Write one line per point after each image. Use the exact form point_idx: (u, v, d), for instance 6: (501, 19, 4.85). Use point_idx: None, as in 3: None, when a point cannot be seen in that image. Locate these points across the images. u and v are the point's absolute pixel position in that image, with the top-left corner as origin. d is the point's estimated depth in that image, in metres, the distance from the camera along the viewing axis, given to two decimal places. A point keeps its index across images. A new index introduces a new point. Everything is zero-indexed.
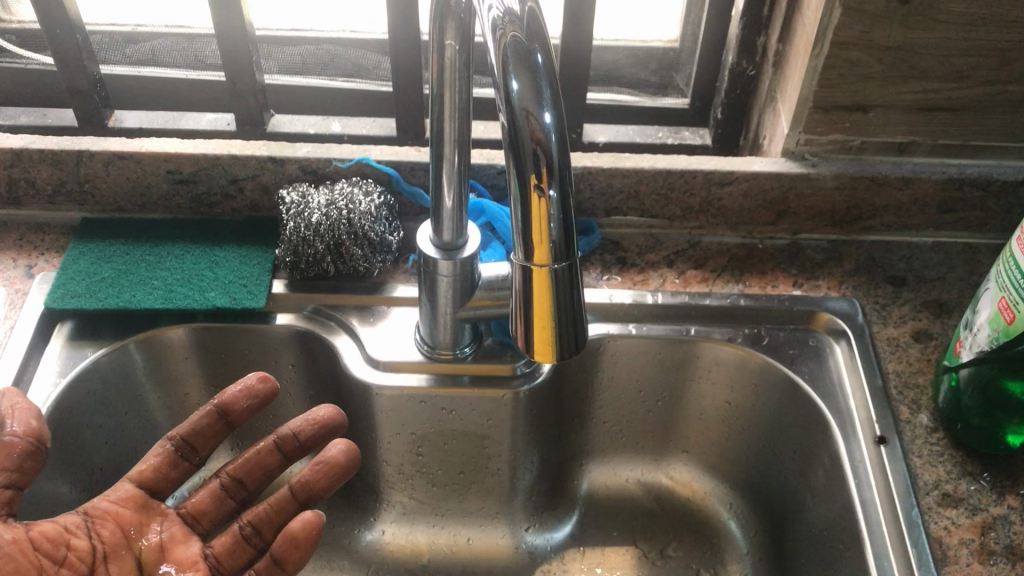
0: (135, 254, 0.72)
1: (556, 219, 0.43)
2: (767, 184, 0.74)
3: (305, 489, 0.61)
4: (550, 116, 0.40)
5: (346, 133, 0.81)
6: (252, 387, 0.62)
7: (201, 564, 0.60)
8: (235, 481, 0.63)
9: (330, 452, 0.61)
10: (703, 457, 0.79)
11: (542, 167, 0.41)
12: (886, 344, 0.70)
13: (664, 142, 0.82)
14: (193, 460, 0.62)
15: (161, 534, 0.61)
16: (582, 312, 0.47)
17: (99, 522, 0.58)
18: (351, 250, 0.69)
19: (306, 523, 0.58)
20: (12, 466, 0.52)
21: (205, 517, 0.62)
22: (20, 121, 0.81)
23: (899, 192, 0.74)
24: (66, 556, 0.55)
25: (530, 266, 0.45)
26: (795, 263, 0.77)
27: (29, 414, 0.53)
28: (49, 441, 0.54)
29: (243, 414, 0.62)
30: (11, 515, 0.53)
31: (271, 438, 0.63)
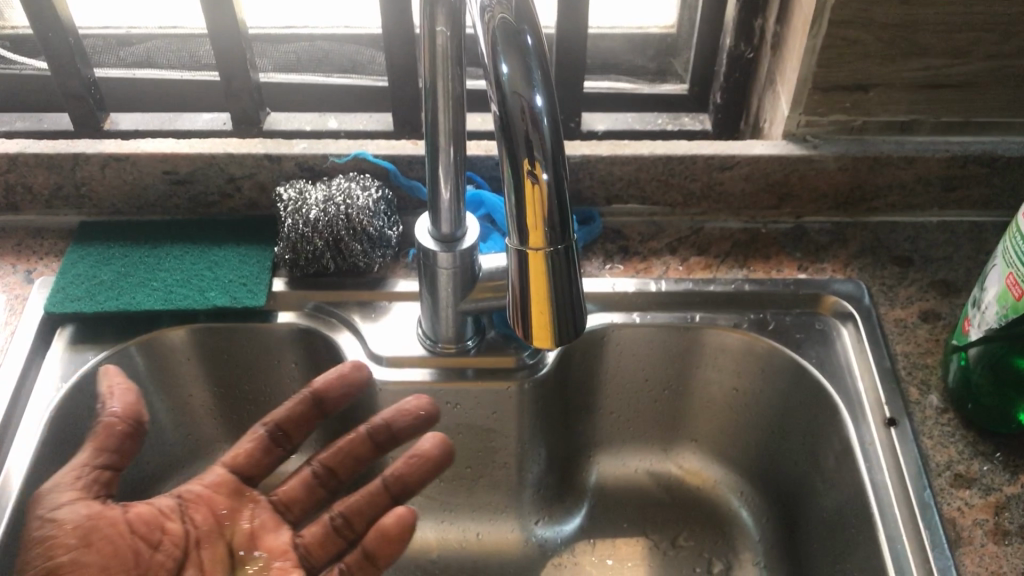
0: (134, 256, 0.72)
1: (551, 206, 0.42)
2: (769, 167, 0.73)
3: (397, 482, 0.65)
4: (541, 99, 0.40)
5: (343, 128, 0.80)
6: (346, 376, 0.64)
7: (290, 553, 0.65)
8: (326, 471, 0.66)
9: (422, 447, 0.65)
10: (713, 445, 0.79)
11: (535, 151, 0.40)
12: (893, 325, 0.70)
13: (665, 128, 0.81)
14: (286, 446, 0.65)
15: (253, 521, 0.65)
16: (580, 298, 0.46)
17: (192, 506, 0.63)
18: (351, 246, 0.69)
19: (400, 520, 0.63)
20: (111, 447, 0.56)
21: (295, 505, 0.66)
22: (15, 126, 0.80)
23: (902, 170, 0.73)
24: (160, 539, 0.59)
25: (526, 252, 0.44)
26: (799, 246, 0.76)
27: (129, 398, 0.57)
28: (145, 422, 0.58)
29: (335, 402, 0.64)
30: (110, 496, 0.57)
31: (363, 429, 0.65)
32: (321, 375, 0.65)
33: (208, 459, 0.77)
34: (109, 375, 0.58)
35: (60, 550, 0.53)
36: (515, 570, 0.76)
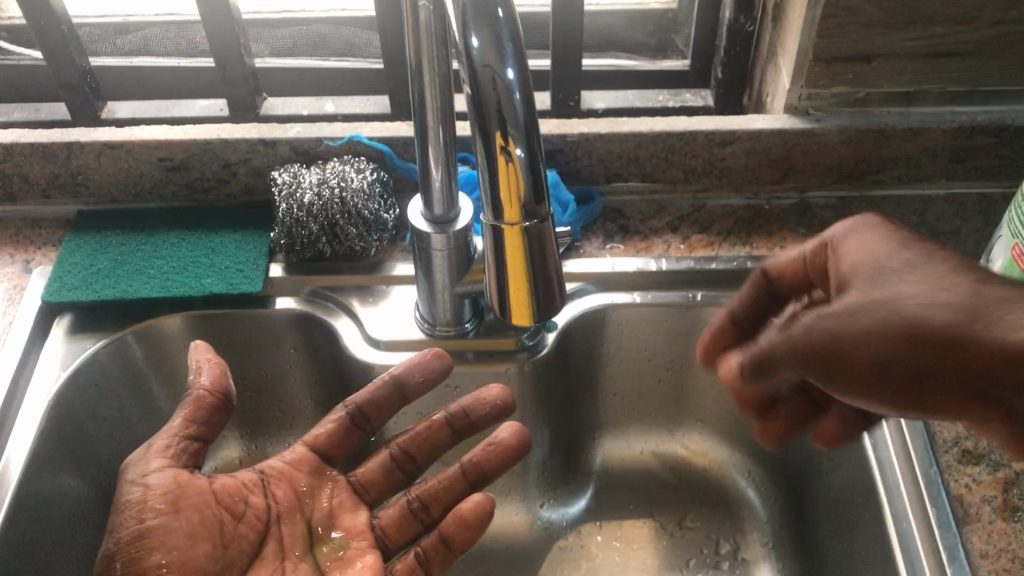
0: (131, 244, 0.72)
1: (524, 181, 0.42)
2: (771, 142, 0.72)
3: (475, 469, 0.63)
4: (513, 73, 0.39)
5: (339, 112, 0.80)
6: (425, 364, 0.62)
7: (368, 533, 0.62)
8: (404, 454, 0.64)
9: (500, 436, 0.63)
10: (719, 426, 0.78)
11: (508, 126, 0.40)
12: None
13: (665, 105, 0.80)
14: (366, 429, 0.63)
15: (331, 501, 0.63)
16: (556, 271, 0.47)
17: (274, 482, 0.61)
18: (346, 229, 0.68)
19: (477, 505, 0.61)
20: (201, 417, 0.56)
21: (373, 487, 0.64)
22: (13, 117, 0.80)
23: (908, 142, 0.72)
24: (244, 511, 0.58)
25: (501, 228, 0.44)
26: (803, 222, 0.75)
27: (219, 368, 0.56)
28: (232, 393, 0.57)
29: (417, 389, 0.62)
30: (196, 466, 0.56)
31: (442, 415, 0.64)
32: (403, 361, 0.63)
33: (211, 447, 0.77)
34: (202, 345, 0.57)
35: (149, 514, 0.52)
36: (520, 554, 0.75)
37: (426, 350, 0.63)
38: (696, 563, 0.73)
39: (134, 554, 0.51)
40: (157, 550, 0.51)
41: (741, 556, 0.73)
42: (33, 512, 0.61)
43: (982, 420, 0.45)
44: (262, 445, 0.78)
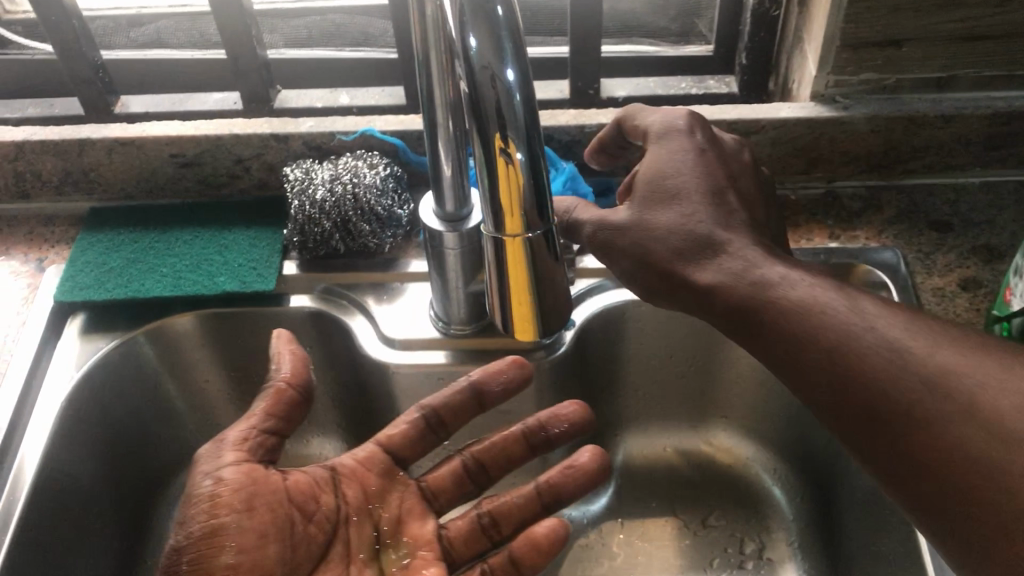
0: (144, 241, 0.71)
1: (526, 186, 0.41)
2: (796, 131, 0.70)
3: (550, 491, 0.61)
4: (513, 74, 0.38)
5: (354, 104, 0.78)
6: (509, 373, 0.60)
7: (436, 543, 0.60)
8: (477, 465, 0.63)
9: (579, 460, 0.62)
10: (742, 421, 0.76)
11: (508, 130, 0.39)
12: (930, 295, 0.64)
13: (688, 92, 0.78)
14: (439, 434, 0.61)
15: (400, 507, 0.61)
16: (561, 283, 0.45)
17: (345, 482, 0.60)
18: (359, 226, 0.67)
19: (550, 532, 0.59)
20: (279, 411, 0.55)
21: (443, 495, 0.63)
22: (26, 113, 0.79)
23: (940, 130, 0.69)
24: (313, 511, 0.57)
25: (502, 239, 0.43)
26: (831, 213, 0.72)
27: (301, 362, 0.56)
28: (312, 388, 0.57)
29: (495, 398, 0.60)
30: (272, 462, 0.56)
31: (519, 427, 0.62)
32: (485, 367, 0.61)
33: None
34: (286, 336, 0.57)
35: (221, 512, 0.51)
36: None
37: (498, 361, 0.61)
38: (720, 563, 0.71)
39: (202, 554, 0.49)
40: (230, 548, 0.50)
41: (766, 556, 0.71)
42: (48, 514, 0.60)
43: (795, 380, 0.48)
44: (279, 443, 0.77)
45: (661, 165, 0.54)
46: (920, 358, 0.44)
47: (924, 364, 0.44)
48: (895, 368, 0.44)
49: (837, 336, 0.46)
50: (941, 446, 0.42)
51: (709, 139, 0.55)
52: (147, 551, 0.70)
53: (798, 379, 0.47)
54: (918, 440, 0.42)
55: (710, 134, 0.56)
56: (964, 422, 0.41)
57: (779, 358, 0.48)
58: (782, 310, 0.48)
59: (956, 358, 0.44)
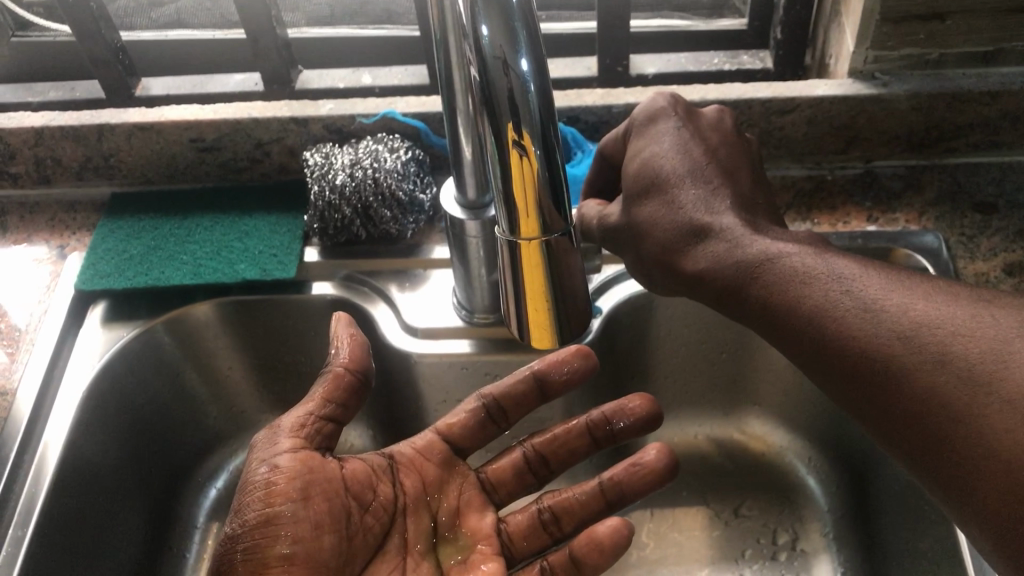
0: (164, 228, 0.70)
1: (541, 183, 0.39)
2: (833, 109, 0.67)
3: (614, 487, 0.58)
4: (527, 63, 0.36)
5: (377, 85, 0.76)
6: (573, 362, 0.57)
7: (494, 538, 0.58)
8: (538, 457, 0.60)
9: (644, 456, 0.59)
10: (777, 410, 0.74)
11: (522, 121, 0.37)
12: (972, 280, 0.61)
13: (721, 69, 0.75)
14: (501, 425, 0.59)
15: (460, 498, 0.59)
16: (581, 291, 0.44)
17: (403, 471, 0.57)
18: (380, 212, 0.65)
19: (613, 530, 0.56)
20: (337, 398, 0.51)
21: (502, 488, 0.60)
22: (48, 97, 0.79)
23: (985, 107, 0.66)
24: (372, 501, 0.54)
25: (517, 242, 0.41)
26: (868, 194, 0.69)
27: (360, 346, 0.52)
28: (371, 373, 0.53)
29: (559, 387, 0.58)
30: (329, 449, 0.52)
31: (583, 420, 0.60)
32: (547, 355, 0.58)
33: (252, 432, 0.75)
34: (346, 318, 0.52)
35: (277, 500, 0.48)
36: None
37: (556, 352, 0.58)
38: (752, 554, 0.69)
39: (256, 544, 0.46)
40: (286, 539, 0.47)
41: (800, 547, 0.69)
42: (71, 504, 0.60)
43: (803, 369, 0.47)
44: None
45: (641, 156, 0.54)
46: (893, 316, 0.42)
47: (896, 323, 0.42)
48: (871, 337, 0.43)
49: (813, 311, 0.45)
50: (916, 402, 0.40)
51: (684, 118, 0.55)
52: (172, 537, 0.70)
53: (798, 359, 0.47)
54: (897, 400, 0.41)
55: (686, 112, 0.55)
56: (949, 386, 0.39)
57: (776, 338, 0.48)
58: (775, 287, 0.47)
59: (930, 311, 0.42)
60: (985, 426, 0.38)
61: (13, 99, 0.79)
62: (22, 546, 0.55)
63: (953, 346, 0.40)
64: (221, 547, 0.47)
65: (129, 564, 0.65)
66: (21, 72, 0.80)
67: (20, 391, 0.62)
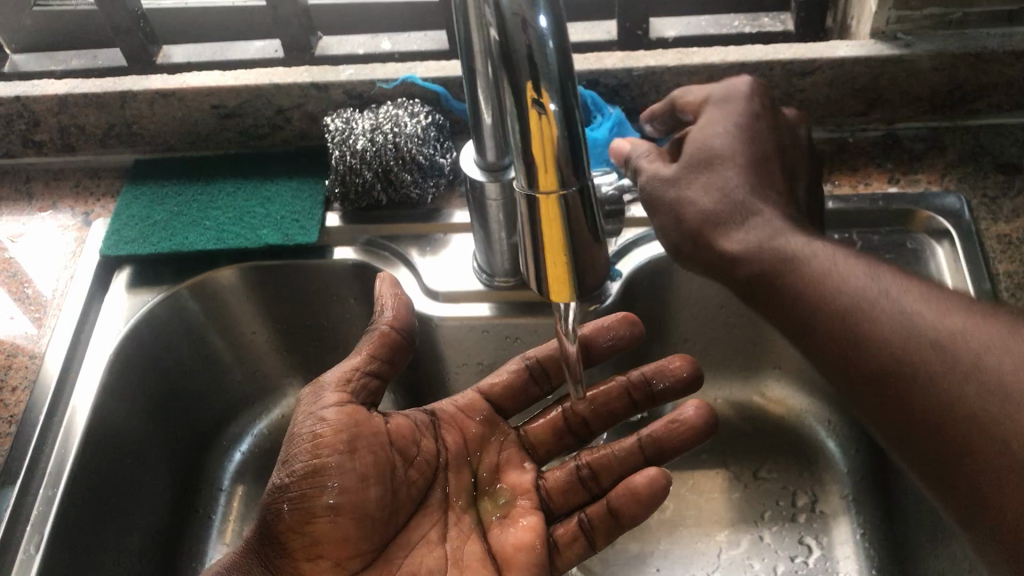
0: (187, 195, 0.71)
1: (562, 140, 0.39)
2: (855, 70, 0.66)
3: (654, 443, 0.58)
4: (546, 20, 0.36)
5: (396, 50, 0.77)
6: (620, 327, 0.60)
7: (534, 493, 0.58)
8: (577, 417, 0.61)
9: (684, 413, 0.59)
10: (798, 373, 0.73)
11: (541, 78, 0.37)
12: (994, 242, 0.61)
13: (741, 31, 0.74)
14: (541, 386, 0.61)
15: (500, 455, 0.60)
16: (601, 248, 0.42)
17: (445, 426, 0.59)
18: (400, 176, 0.66)
19: (650, 480, 0.55)
20: (382, 355, 0.52)
21: (542, 447, 0.61)
22: (70, 65, 0.79)
23: (1010, 67, 0.65)
24: (416, 455, 0.55)
25: (535, 197, 0.41)
26: (890, 155, 0.69)
27: (404, 305, 0.53)
28: (413, 331, 0.54)
29: (603, 351, 0.60)
30: (373, 405, 0.53)
31: (622, 380, 0.60)
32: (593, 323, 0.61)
33: (276, 395, 0.77)
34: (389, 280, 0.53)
35: (324, 451, 0.48)
36: None
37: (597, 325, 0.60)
38: (771, 516, 0.69)
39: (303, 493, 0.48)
40: (333, 490, 0.48)
41: (819, 509, 0.69)
42: (99, 465, 0.61)
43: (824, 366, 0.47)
44: None
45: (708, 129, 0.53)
46: (928, 322, 0.44)
47: (929, 326, 0.43)
48: (898, 341, 0.44)
49: (858, 307, 0.46)
50: (940, 402, 0.41)
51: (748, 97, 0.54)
52: (199, 499, 0.71)
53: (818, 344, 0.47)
54: (923, 402, 0.42)
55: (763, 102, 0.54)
56: (983, 394, 0.40)
57: (798, 329, 0.49)
58: (807, 279, 0.47)
59: (960, 321, 0.43)
60: (1006, 433, 0.39)
61: (37, 67, 0.79)
62: (53, 506, 0.56)
63: (986, 355, 0.41)
64: (270, 492, 0.49)
65: (155, 525, 0.66)
66: (43, 41, 0.81)
67: (49, 355, 0.63)
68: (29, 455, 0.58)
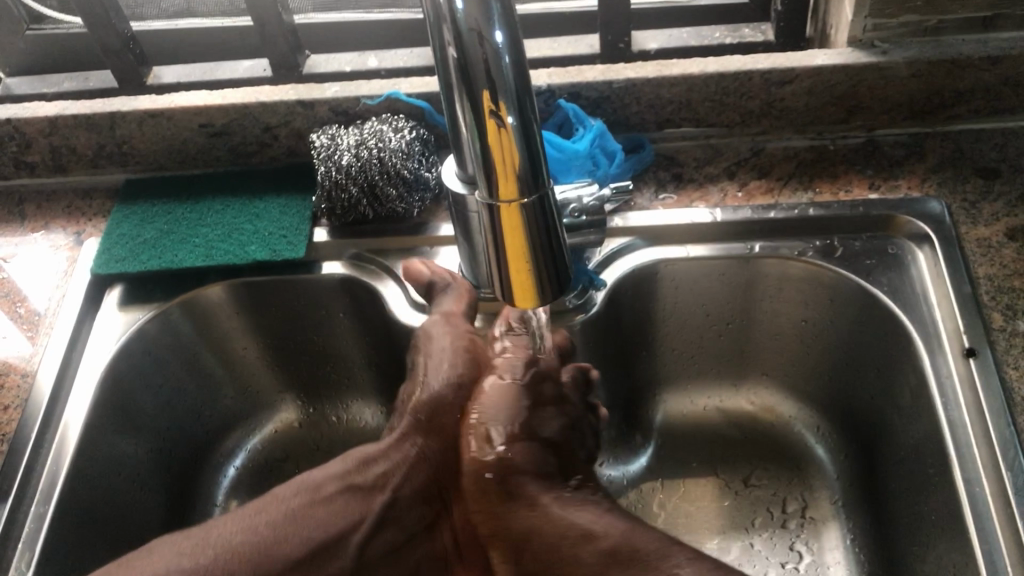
0: (177, 213, 0.72)
1: (520, 151, 0.40)
2: (833, 79, 0.67)
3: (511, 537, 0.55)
4: (502, 35, 0.37)
5: (382, 67, 0.77)
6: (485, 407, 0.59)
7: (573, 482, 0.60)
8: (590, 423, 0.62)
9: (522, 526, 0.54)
10: (785, 378, 0.73)
11: (498, 91, 0.38)
12: (975, 246, 0.62)
13: (722, 42, 0.75)
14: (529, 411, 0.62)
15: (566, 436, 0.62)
16: (563, 256, 0.43)
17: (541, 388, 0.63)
18: (386, 191, 0.66)
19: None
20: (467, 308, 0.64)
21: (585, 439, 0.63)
22: (62, 87, 0.80)
23: (986, 73, 0.66)
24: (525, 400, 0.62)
25: (496, 206, 0.41)
26: (871, 162, 0.70)
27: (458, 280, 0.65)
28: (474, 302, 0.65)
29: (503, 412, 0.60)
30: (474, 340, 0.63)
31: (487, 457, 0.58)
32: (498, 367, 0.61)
33: (268, 410, 0.77)
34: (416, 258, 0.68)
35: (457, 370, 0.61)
36: None
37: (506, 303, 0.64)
38: (762, 523, 0.70)
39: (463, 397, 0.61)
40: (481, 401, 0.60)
41: (809, 515, 0.69)
42: (92, 481, 0.61)
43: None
44: (321, 407, 0.78)
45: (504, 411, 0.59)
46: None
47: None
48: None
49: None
50: None
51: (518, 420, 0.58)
52: (194, 514, 0.72)
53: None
54: None
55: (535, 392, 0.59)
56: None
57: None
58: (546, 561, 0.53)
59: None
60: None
61: (29, 90, 0.80)
62: (44, 523, 0.57)
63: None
64: (422, 399, 0.60)
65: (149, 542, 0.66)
66: (35, 64, 0.82)
67: (41, 373, 0.63)
68: (22, 471, 0.58)
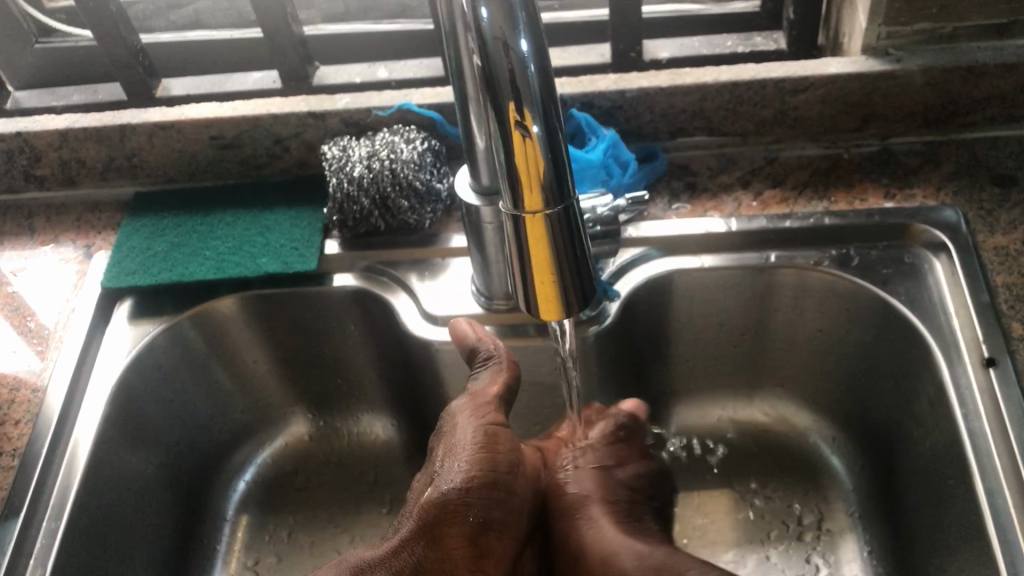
0: (187, 225, 0.71)
1: (546, 162, 0.39)
2: (847, 87, 0.67)
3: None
4: (527, 44, 0.37)
5: (393, 77, 0.77)
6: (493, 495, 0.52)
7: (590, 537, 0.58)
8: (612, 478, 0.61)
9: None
10: (801, 389, 0.73)
11: (523, 100, 0.38)
12: (992, 254, 0.61)
13: (734, 51, 0.75)
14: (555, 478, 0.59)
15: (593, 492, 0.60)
16: (587, 267, 0.43)
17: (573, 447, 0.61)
18: (397, 203, 0.66)
19: None
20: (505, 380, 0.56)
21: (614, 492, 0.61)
22: (71, 100, 0.80)
23: (1001, 80, 0.65)
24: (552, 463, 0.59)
25: (522, 217, 0.41)
26: (886, 171, 0.69)
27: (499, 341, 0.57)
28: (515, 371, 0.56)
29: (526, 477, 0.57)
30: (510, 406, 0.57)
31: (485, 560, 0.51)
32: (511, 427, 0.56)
33: (279, 424, 0.77)
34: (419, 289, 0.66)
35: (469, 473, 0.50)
36: None
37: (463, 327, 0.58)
38: (777, 535, 0.69)
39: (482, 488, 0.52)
40: (495, 511, 0.50)
41: (825, 527, 0.68)
42: (103, 496, 0.61)
43: None
44: (331, 421, 0.77)
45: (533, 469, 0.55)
46: None
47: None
48: None
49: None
50: None
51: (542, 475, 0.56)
52: (204, 529, 0.71)
53: None
54: None
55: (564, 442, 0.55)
56: None
57: None
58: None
59: None
60: None
61: (38, 103, 0.80)
62: (55, 539, 0.56)
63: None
64: (431, 499, 0.50)
65: (159, 557, 0.66)
66: (44, 77, 0.82)
67: (51, 388, 0.63)
68: (33, 484, 0.58)
